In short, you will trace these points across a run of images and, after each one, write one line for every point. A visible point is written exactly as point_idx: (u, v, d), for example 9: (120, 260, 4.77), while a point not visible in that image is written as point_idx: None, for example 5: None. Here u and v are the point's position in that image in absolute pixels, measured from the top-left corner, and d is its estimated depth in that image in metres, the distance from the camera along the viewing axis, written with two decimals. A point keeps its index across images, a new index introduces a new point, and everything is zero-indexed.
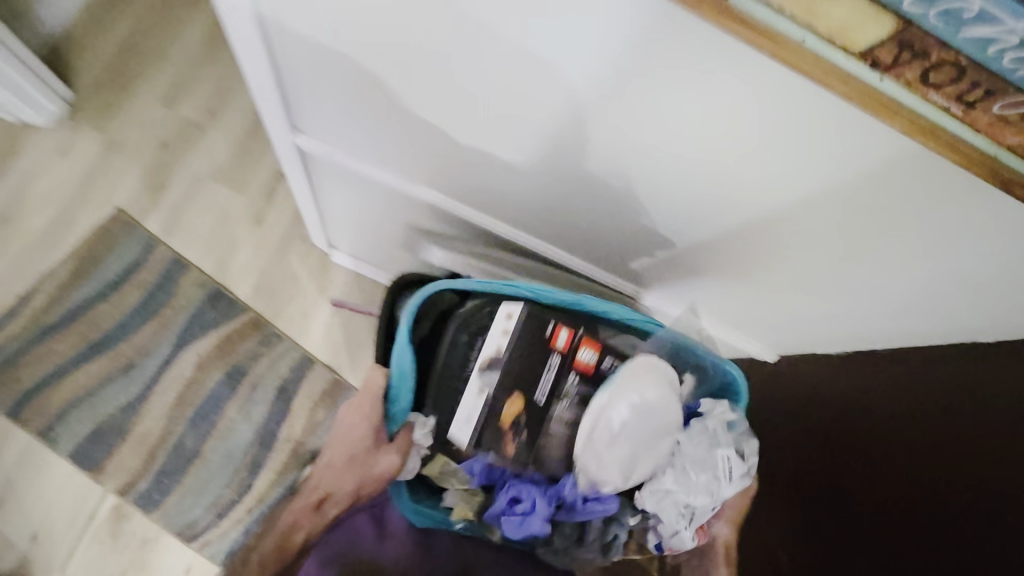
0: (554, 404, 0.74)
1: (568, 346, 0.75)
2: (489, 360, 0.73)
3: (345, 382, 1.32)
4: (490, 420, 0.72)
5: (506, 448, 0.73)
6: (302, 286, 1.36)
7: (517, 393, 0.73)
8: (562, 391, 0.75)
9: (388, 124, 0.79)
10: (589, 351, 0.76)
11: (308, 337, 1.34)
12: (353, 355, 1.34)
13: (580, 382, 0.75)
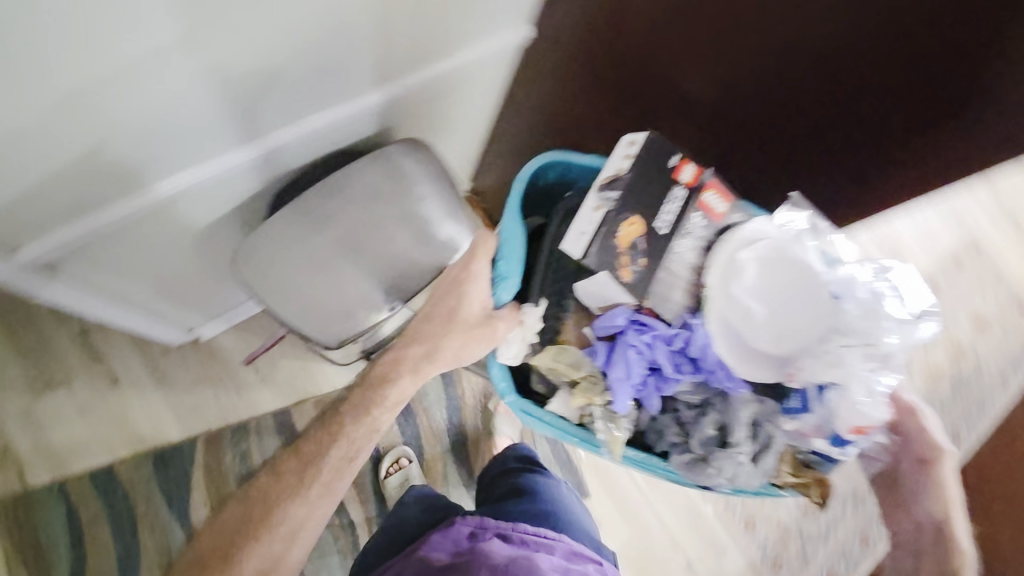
0: (672, 233, 0.86)
1: (695, 184, 0.86)
2: (609, 183, 0.86)
3: (323, 396, 1.36)
4: (608, 244, 0.83)
5: (626, 270, 0.84)
6: (212, 379, 1.32)
7: (636, 217, 0.85)
8: (677, 226, 0.86)
9: (76, 163, 0.69)
10: (710, 196, 0.87)
11: (262, 401, 1.33)
12: (305, 375, 1.36)
13: (703, 230, 0.87)
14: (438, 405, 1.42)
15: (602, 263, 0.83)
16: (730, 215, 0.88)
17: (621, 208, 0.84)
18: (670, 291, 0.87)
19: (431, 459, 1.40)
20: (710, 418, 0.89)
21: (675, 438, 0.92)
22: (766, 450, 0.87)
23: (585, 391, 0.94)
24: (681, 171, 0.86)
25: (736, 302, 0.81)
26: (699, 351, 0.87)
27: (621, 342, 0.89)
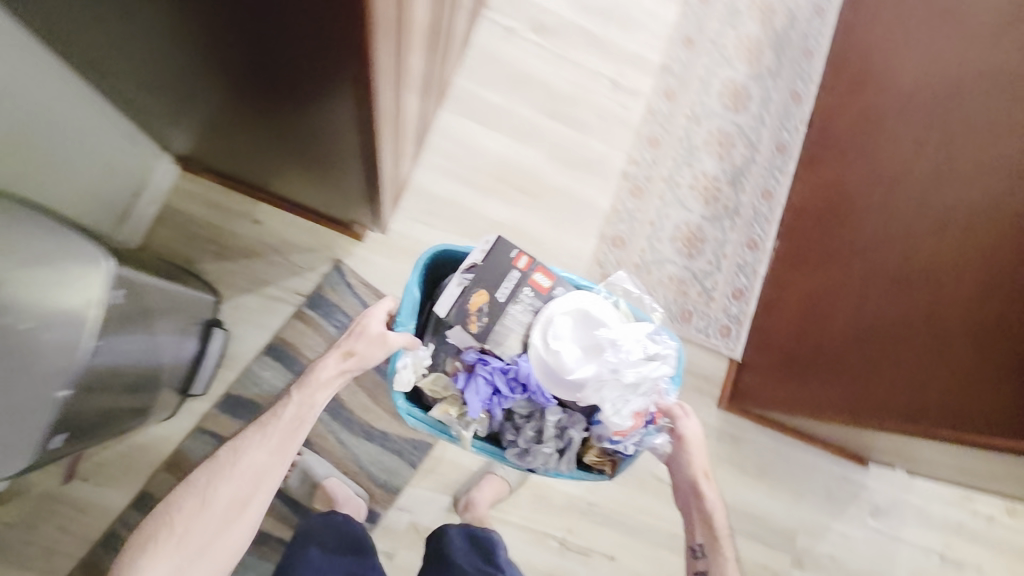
0: (510, 301, 0.95)
1: (529, 269, 0.97)
2: (470, 268, 0.96)
3: (172, 454, 1.20)
4: (462, 306, 0.94)
5: (473, 325, 0.94)
6: (45, 514, 1.15)
7: (483, 291, 0.94)
8: (515, 295, 0.95)
9: None
10: (542, 278, 0.97)
11: (113, 500, 1.18)
12: (139, 448, 1.20)
13: (534, 296, 0.96)
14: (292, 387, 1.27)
15: (457, 316, 0.94)
16: (554, 289, 0.97)
17: (468, 280, 0.95)
18: (506, 336, 0.94)
19: (320, 437, 1.29)
20: (538, 429, 0.98)
21: (510, 435, 1.00)
22: (567, 449, 0.99)
23: (450, 403, 0.99)
24: (513, 258, 0.96)
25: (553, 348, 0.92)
26: (526, 378, 0.94)
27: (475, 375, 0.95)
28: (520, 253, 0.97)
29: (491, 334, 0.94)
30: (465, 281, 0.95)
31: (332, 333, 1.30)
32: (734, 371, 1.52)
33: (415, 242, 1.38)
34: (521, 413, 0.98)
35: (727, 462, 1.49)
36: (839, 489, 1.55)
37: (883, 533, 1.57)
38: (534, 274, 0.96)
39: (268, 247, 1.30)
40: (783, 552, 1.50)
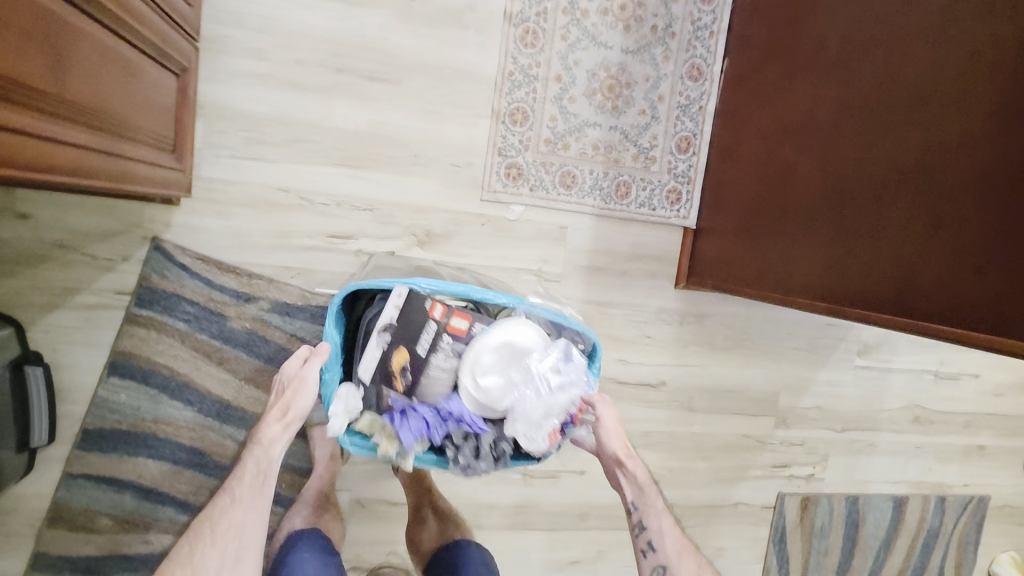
0: (433, 352, 0.86)
1: (446, 316, 0.86)
2: (386, 327, 0.86)
3: (50, 505, 1.04)
4: (387, 367, 0.86)
5: (398, 383, 0.86)
6: None
7: (405, 347, 0.86)
8: (436, 344, 0.86)
9: None
10: (461, 321, 0.87)
11: (4, 568, 1.03)
12: (8, 509, 1.02)
13: (453, 341, 0.86)
14: (160, 403, 1.05)
15: (379, 378, 0.86)
16: (474, 329, 0.87)
17: (388, 339, 0.86)
18: (434, 391, 0.86)
19: (216, 447, 1.09)
20: (476, 446, 0.84)
21: (451, 452, 0.83)
22: (504, 458, 0.85)
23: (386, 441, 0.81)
24: (428, 308, 0.85)
25: (481, 384, 0.84)
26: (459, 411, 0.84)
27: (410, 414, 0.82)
28: (433, 299, 0.86)
29: (418, 389, 0.86)
30: (385, 340, 0.86)
31: (184, 329, 1.05)
32: (691, 238, 1.24)
33: (247, 187, 1.04)
34: (459, 436, 0.83)
35: (696, 343, 1.30)
36: (822, 337, 1.39)
37: (873, 369, 1.45)
38: (449, 315, 0.86)
39: (55, 245, 0.99)
40: (767, 416, 1.39)
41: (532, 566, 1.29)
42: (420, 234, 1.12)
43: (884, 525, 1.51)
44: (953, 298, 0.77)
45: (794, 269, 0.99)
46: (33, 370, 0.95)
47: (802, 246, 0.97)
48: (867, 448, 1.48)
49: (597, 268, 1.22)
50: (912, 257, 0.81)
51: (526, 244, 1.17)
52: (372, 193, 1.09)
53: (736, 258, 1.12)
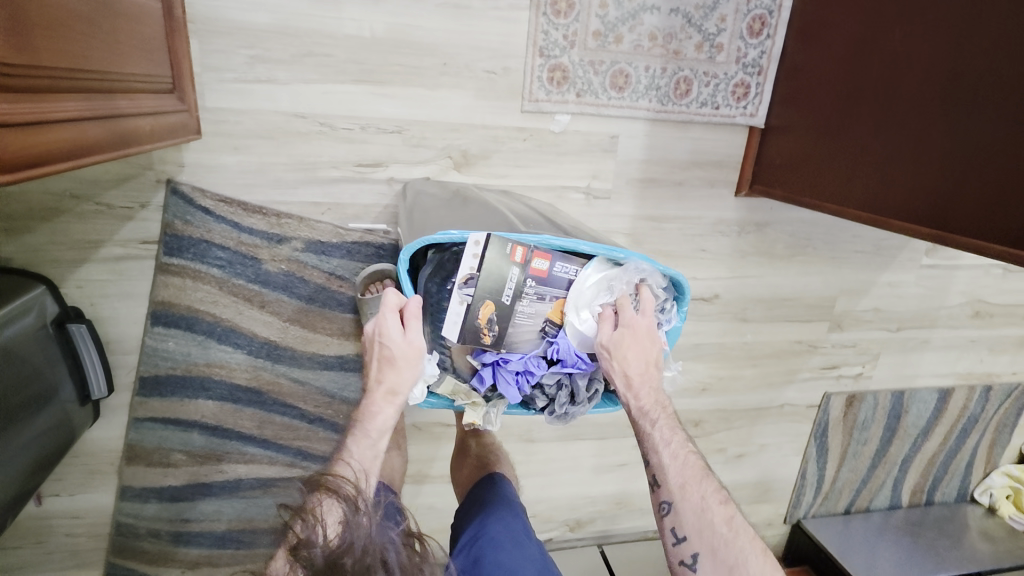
0: (520, 301, 0.64)
1: (527, 257, 0.63)
2: (467, 280, 0.62)
3: (125, 446, 1.07)
4: (469, 327, 0.63)
5: (486, 339, 0.64)
6: (41, 529, 1.10)
7: (489, 297, 0.62)
8: (522, 295, 0.64)
9: None
10: (544, 260, 0.63)
11: (97, 498, 1.10)
12: (87, 451, 1.07)
13: (538, 284, 0.64)
14: (210, 348, 1.03)
15: (465, 340, 0.63)
16: (558, 270, 0.64)
17: (467, 294, 0.63)
18: (524, 340, 0.66)
19: (271, 385, 1.08)
20: (570, 389, 0.70)
21: (542, 402, 0.70)
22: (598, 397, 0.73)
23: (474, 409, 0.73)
24: (508, 252, 0.61)
25: (585, 318, 0.66)
26: (567, 355, 0.67)
27: (501, 371, 0.67)
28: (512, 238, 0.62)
29: (506, 340, 0.65)
30: (464, 298, 0.63)
31: (220, 276, 0.99)
32: (758, 137, 1.10)
33: (260, 115, 0.92)
34: (551, 385, 0.69)
35: (754, 252, 1.22)
36: (888, 238, 1.30)
37: (938, 267, 1.36)
38: (533, 254, 0.63)
39: (66, 196, 0.91)
40: (822, 321, 1.34)
41: (582, 470, 1.34)
42: (456, 155, 1.01)
43: (926, 415, 1.52)
44: None
45: (892, 185, 0.85)
46: (76, 327, 0.93)
47: (906, 158, 0.83)
48: (921, 345, 1.45)
49: (651, 180, 1.10)
50: None
51: (572, 158, 1.05)
52: (399, 113, 0.97)
53: (814, 166, 0.99)
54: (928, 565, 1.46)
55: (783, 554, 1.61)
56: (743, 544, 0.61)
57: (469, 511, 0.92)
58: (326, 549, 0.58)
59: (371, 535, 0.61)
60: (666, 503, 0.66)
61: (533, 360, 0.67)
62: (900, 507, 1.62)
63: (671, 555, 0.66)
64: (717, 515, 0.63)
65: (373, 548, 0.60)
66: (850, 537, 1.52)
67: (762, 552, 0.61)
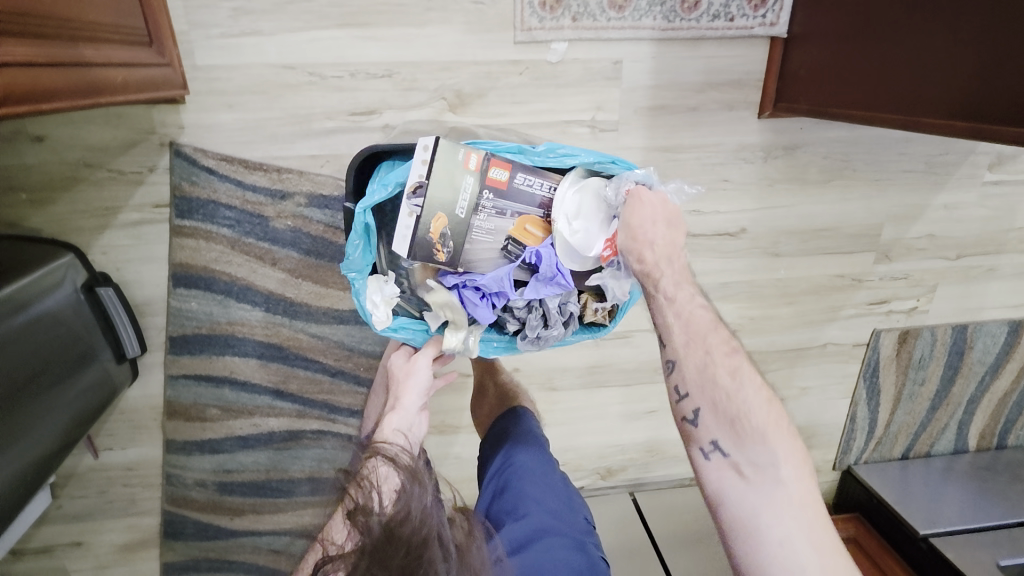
0: (477, 215, 0.66)
1: (482, 166, 0.65)
2: (416, 189, 0.64)
3: (165, 403, 1.14)
4: (421, 239, 0.64)
5: (441, 257, 0.66)
6: (102, 478, 1.20)
7: (441, 210, 0.64)
8: (478, 208, 0.66)
9: None
10: (501, 170, 0.66)
11: (147, 451, 1.19)
12: (132, 407, 1.14)
13: (494, 195, 0.66)
14: (230, 306, 1.07)
15: (418, 254, 0.65)
16: (517, 181, 0.67)
17: (419, 205, 0.63)
18: (482, 259, 0.68)
19: (291, 341, 1.11)
20: (543, 313, 0.70)
21: (514, 325, 0.72)
22: (573, 321, 0.72)
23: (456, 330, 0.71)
24: (461, 160, 0.63)
25: (576, 229, 0.67)
26: (549, 267, 0.68)
27: (467, 293, 0.69)
28: (465, 147, 0.64)
29: (463, 258, 0.68)
30: (414, 209, 0.64)
31: (230, 235, 1.02)
32: (781, 49, 1.00)
33: (251, 70, 0.92)
34: (520, 308, 0.70)
35: (784, 178, 1.12)
36: (942, 153, 1.16)
37: (1005, 183, 1.22)
38: (487, 163, 0.65)
39: (81, 165, 0.95)
40: (866, 251, 1.23)
41: (610, 417, 1.32)
42: (450, 96, 0.97)
43: (994, 352, 1.38)
44: None
45: (926, 77, 0.76)
46: (104, 291, 0.98)
47: (943, 43, 0.73)
48: (986, 274, 1.30)
49: (660, 107, 1.03)
50: None
51: (572, 90, 0.99)
52: (387, 55, 0.94)
53: (839, 72, 0.88)
54: (997, 509, 1.35)
55: (833, 502, 1.53)
56: (757, 396, 0.58)
57: (494, 443, 0.91)
58: (382, 516, 0.58)
59: (426, 509, 0.60)
60: (670, 360, 0.63)
61: (508, 279, 0.68)
62: (967, 452, 1.50)
63: (670, 411, 0.64)
64: (727, 368, 0.60)
65: (426, 520, 0.59)
66: (907, 483, 1.42)
67: (771, 406, 0.58)
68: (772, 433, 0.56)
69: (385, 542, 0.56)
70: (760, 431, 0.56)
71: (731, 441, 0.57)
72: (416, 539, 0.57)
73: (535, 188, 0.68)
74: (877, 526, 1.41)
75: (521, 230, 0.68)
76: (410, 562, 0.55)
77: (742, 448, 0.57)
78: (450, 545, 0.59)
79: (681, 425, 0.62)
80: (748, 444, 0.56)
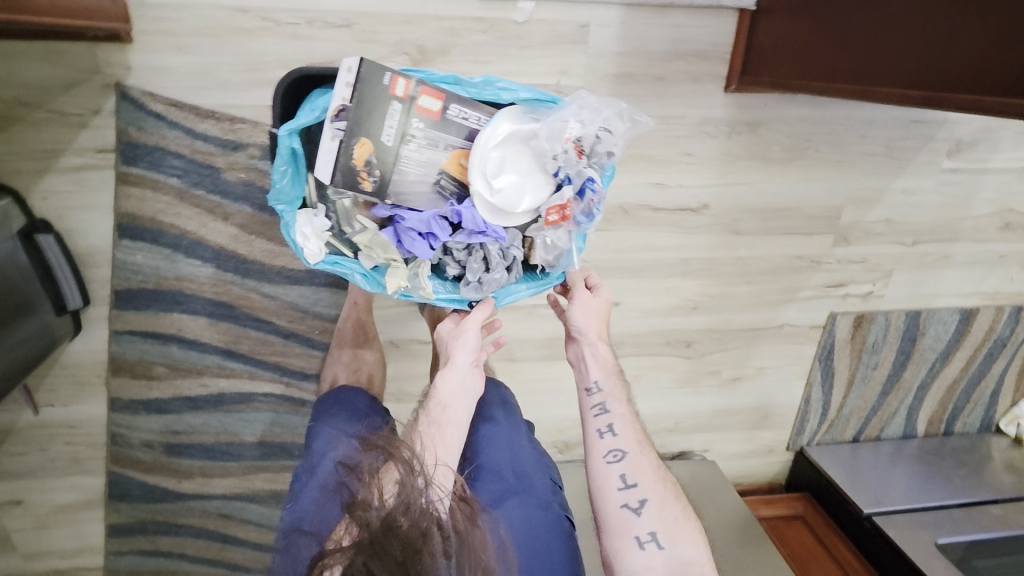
0: (405, 143, 0.65)
1: (411, 93, 0.63)
2: (340, 111, 0.63)
3: (109, 359, 1.10)
4: (344, 165, 0.63)
5: (366, 185, 0.65)
6: (42, 437, 1.15)
7: (366, 136, 0.63)
8: (406, 136, 0.65)
9: None
10: (432, 99, 0.64)
11: (90, 409, 1.15)
12: (74, 364, 1.10)
13: (424, 124, 0.65)
14: (178, 261, 1.04)
15: (340, 181, 0.63)
16: (450, 112, 0.65)
17: (342, 128, 0.62)
18: (412, 193, 0.67)
19: (242, 299, 1.08)
20: (484, 256, 0.70)
21: (455, 269, 0.71)
22: (517, 265, 0.71)
23: (397, 272, 0.69)
24: (388, 84, 0.62)
25: (498, 185, 0.67)
26: (473, 223, 0.68)
27: (402, 229, 0.68)
28: (393, 72, 0.63)
29: (391, 189, 0.67)
30: (336, 132, 0.63)
31: (178, 185, 0.98)
32: (749, 22, 1.00)
33: (201, 11, 0.89)
34: (460, 250, 0.70)
35: (747, 156, 1.12)
36: (903, 137, 1.18)
37: (962, 172, 1.24)
38: (417, 91, 0.64)
39: (18, 102, 0.90)
40: (826, 233, 1.24)
41: (567, 391, 1.31)
42: (411, 51, 0.95)
43: (945, 339, 1.42)
44: None
45: (884, 48, 0.76)
46: (43, 238, 0.94)
47: (895, 10, 0.74)
48: (941, 262, 1.33)
49: (626, 75, 1.02)
50: None
51: (536, 52, 0.98)
52: (346, 4, 0.91)
53: (801, 43, 0.89)
54: (940, 492, 1.39)
55: (785, 483, 1.55)
56: (682, 507, 0.73)
57: None
58: (381, 511, 0.57)
59: (426, 503, 0.58)
60: (621, 451, 0.74)
61: (438, 223, 0.68)
62: (915, 437, 1.53)
63: (612, 498, 0.72)
64: (666, 476, 0.74)
65: (428, 512, 0.57)
66: (857, 465, 1.45)
67: (694, 517, 0.73)
68: (695, 540, 0.71)
69: (384, 536, 0.55)
70: (686, 536, 0.71)
71: (667, 538, 0.69)
72: (415, 534, 0.55)
73: (469, 121, 0.67)
74: (826, 505, 1.44)
75: (456, 165, 0.67)
76: (409, 557, 0.54)
77: (675, 546, 0.69)
78: (450, 535, 0.58)
79: (622, 513, 0.71)
80: (680, 544, 0.69)
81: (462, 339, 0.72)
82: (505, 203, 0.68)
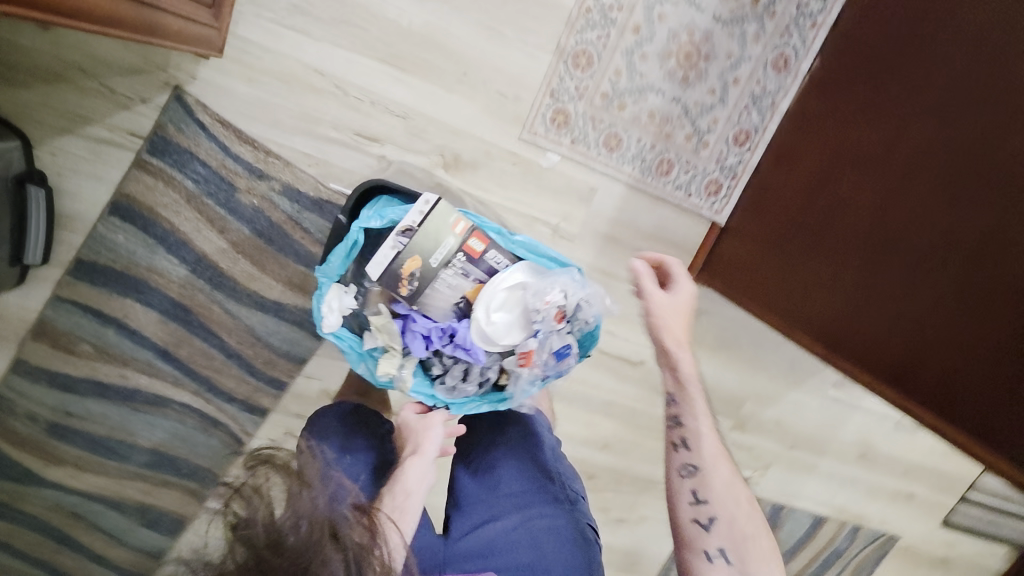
0: (446, 267, 0.78)
1: (465, 234, 0.77)
2: (405, 230, 0.77)
3: (36, 321, 1.06)
4: (393, 271, 0.77)
5: (402, 290, 0.78)
6: None
7: (418, 254, 0.76)
8: (449, 262, 0.77)
9: None
10: (479, 242, 0.78)
11: None
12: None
13: (466, 258, 0.78)
14: (157, 253, 1.05)
15: (385, 281, 0.77)
16: (488, 255, 0.79)
17: (403, 243, 0.76)
18: (435, 304, 0.79)
19: (203, 308, 1.09)
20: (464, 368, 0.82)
21: (437, 369, 0.82)
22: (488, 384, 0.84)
23: (393, 357, 0.81)
24: (451, 222, 0.76)
25: (492, 318, 0.79)
26: (465, 339, 0.79)
27: (409, 327, 0.79)
28: (458, 214, 0.77)
29: (420, 299, 0.79)
30: (398, 245, 0.77)
31: (191, 189, 1.02)
32: (716, 233, 1.21)
33: (283, 59, 0.99)
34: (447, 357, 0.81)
35: (686, 334, 1.31)
36: (805, 360, 1.41)
37: (841, 401, 1.49)
38: (469, 233, 0.78)
39: (75, 67, 0.94)
40: (727, 416, 1.43)
41: None
42: (448, 156, 1.08)
43: (796, 535, 1.61)
44: (928, 373, 0.79)
45: (807, 306, 0.98)
46: (35, 190, 0.94)
47: (818, 284, 0.96)
48: (808, 469, 1.55)
49: (613, 238, 1.19)
50: (927, 341, 0.79)
51: (550, 196, 1.14)
52: (409, 101, 1.04)
53: (756, 273, 1.10)
54: None
55: None
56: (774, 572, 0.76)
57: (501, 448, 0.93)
58: (268, 529, 0.58)
59: (314, 518, 0.59)
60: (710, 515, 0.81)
61: (438, 330, 0.79)
62: None
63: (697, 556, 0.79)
64: (760, 544, 0.78)
65: (317, 526, 0.58)
66: None
67: None
68: None
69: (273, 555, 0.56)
70: None
71: None
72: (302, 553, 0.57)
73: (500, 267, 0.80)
74: None
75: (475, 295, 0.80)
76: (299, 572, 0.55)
77: None
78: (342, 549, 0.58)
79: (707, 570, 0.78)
80: None
81: (433, 437, 0.82)
82: (492, 334, 0.79)
